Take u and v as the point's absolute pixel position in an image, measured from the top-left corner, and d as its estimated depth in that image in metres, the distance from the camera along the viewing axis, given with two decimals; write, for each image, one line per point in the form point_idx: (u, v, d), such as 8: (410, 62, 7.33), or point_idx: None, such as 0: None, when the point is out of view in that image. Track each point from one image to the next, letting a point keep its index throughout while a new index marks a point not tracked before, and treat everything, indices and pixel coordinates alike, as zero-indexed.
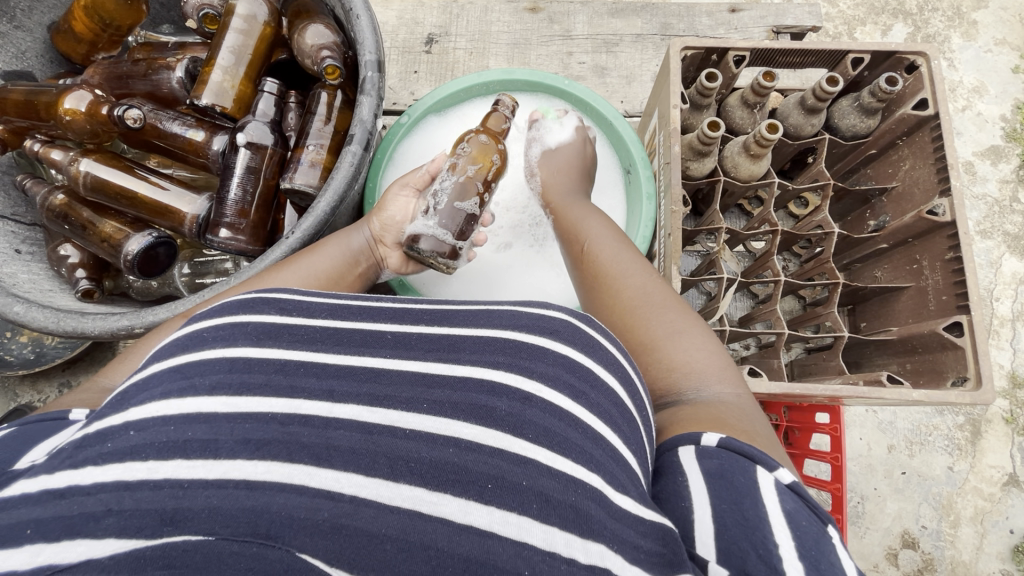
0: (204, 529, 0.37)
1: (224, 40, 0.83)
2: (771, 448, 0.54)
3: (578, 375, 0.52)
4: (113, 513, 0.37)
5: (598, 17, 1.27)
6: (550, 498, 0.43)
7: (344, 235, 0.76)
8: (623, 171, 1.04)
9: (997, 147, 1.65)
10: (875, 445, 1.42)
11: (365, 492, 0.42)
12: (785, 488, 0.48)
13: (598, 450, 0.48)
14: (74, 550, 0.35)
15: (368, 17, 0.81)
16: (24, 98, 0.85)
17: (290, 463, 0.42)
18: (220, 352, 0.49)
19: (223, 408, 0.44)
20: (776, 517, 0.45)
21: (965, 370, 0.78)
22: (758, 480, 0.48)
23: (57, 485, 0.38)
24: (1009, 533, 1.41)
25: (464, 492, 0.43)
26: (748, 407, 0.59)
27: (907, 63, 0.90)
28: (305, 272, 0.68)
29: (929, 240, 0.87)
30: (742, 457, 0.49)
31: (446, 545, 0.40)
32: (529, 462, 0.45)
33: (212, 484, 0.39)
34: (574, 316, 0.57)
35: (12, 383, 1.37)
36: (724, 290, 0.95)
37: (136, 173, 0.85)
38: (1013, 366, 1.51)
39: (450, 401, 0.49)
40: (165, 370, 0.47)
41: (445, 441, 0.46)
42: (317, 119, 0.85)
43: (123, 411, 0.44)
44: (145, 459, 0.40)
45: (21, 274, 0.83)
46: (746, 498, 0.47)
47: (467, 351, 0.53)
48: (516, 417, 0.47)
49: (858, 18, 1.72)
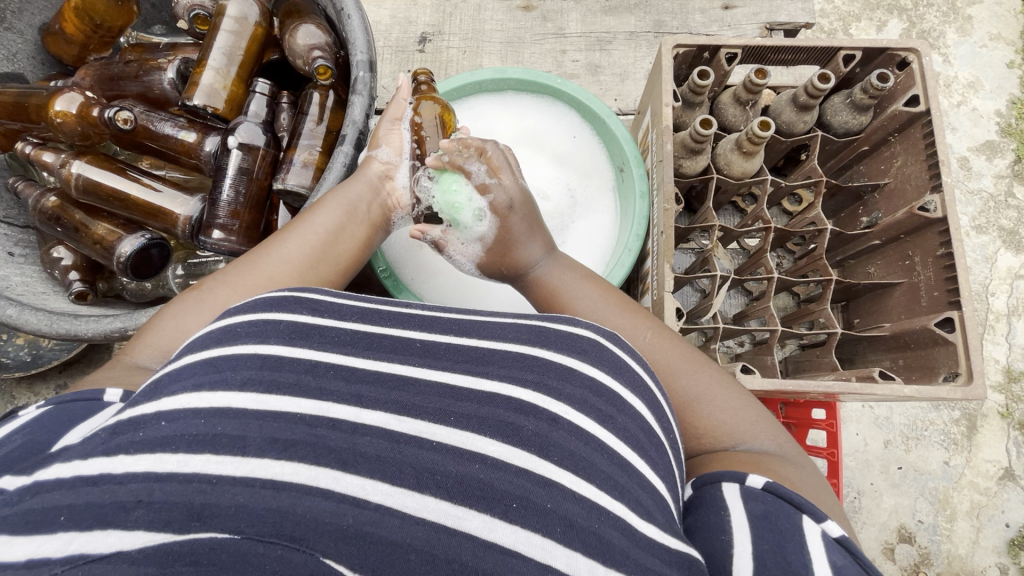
0: (229, 526, 0.36)
1: (215, 40, 0.83)
2: (815, 495, 0.54)
3: (605, 399, 0.52)
4: (143, 504, 0.37)
5: (592, 14, 1.28)
6: (575, 523, 0.43)
7: (341, 189, 0.73)
8: (615, 168, 1.04)
9: (992, 142, 1.65)
10: (872, 440, 1.43)
11: (390, 501, 0.42)
12: (834, 541, 0.48)
13: (623, 477, 0.48)
14: (105, 542, 0.35)
15: (360, 18, 0.80)
16: (14, 99, 0.85)
17: (317, 466, 0.42)
18: (253, 347, 0.49)
19: (252, 405, 0.45)
20: (822, 565, 0.46)
21: (956, 366, 0.78)
22: (804, 527, 0.49)
23: (89, 472, 0.38)
24: (1005, 526, 1.42)
25: (489, 508, 0.43)
26: (789, 452, 0.59)
27: (898, 59, 0.90)
28: (307, 236, 0.67)
29: (920, 237, 0.88)
30: (787, 502, 0.50)
31: (470, 560, 0.40)
32: (554, 485, 0.45)
33: (240, 481, 0.40)
34: (602, 336, 0.57)
35: (9, 385, 1.36)
36: (717, 288, 0.95)
37: (128, 174, 0.85)
38: (1009, 361, 1.51)
39: (478, 415, 0.49)
40: (199, 361, 0.47)
41: (470, 456, 0.46)
42: (310, 119, 0.85)
43: (156, 401, 0.44)
44: (175, 451, 0.40)
45: (13, 277, 0.82)
46: (789, 540, 0.48)
47: (496, 364, 0.53)
48: (543, 438, 0.48)
49: (852, 14, 1.71)
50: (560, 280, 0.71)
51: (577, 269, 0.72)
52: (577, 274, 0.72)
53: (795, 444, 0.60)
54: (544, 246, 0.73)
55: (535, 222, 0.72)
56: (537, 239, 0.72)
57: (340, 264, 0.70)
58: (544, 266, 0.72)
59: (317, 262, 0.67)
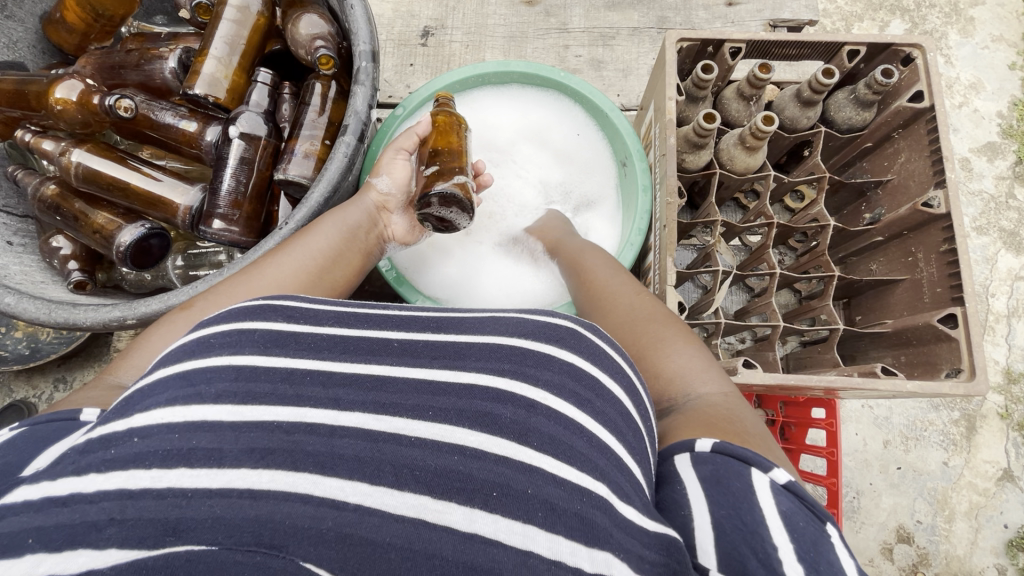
0: (206, 538, 0.37)
1: (217, 29, 0.83)
2: (765, 448, 0.54)
3: (583, 383, 0.52)
4: (116, 522, 0.37)
5: (595, 10, 1.27)
6: (555, 506, 0.43)
7: (341, 211, 0.76)
8: (617, 163, 1.04)
9: (994, 144, 1.65)
10: (871, 440, 1.43)
11: (369, 501, 0.41)
12: (782, 487, 0.47)
13: (603, 459, 0.47)
14: (75, 562, 0.35)
15: (363, 7, 0.80)
16: (14, 87, 0.84)
17: (294, 472, 0.42)
18: (227, 359, 0.48)
19: (228, 416, 0.44)
20: (774, 520, 0.45)
21: (958, 362, 0.78)
22: (753, 480, 0.48)
23: (60, 492, 0.38)
24: (1004, 527, 1.42)
25: (469, 499, 0.43)
26: (739, 408, 0.59)
27: (902, 55, 0.90)
28: (301, 256, 0.68)
29: (924, 233, 0.88)
30: (736, 460, 0.50)
31: (451, 554, 0.40)
32: (534, 470, 0.45)
33: (216, 493, 0.39)
34: (579, 324, 0.57)
35: (7, 378, 1.35)
36: (719, 284, 0.94)
37: (129, 163, 0.85)
38: (1008, 362, 1.51)
39: (455, 408, 0.48)
40: (172, 374, 0.47)
41: (449, 449, 0.46)
42: (312, 109, 0.85)
43: (128, 416, 0.44)
44: (148, 468, 0.40)
45: (12, 265, 0.82)
46: (742, 502, 0.46)
47: (473, 357, 0.53)
48: (520, 425, 0.47)
49: (856, 14, 1.71)
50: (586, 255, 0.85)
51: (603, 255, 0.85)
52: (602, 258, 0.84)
53: (754, 411, 0.60)
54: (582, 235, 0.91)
55: None
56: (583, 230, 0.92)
57: (334, 287, 0.71)
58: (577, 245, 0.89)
59: (311, 282, 0.68)
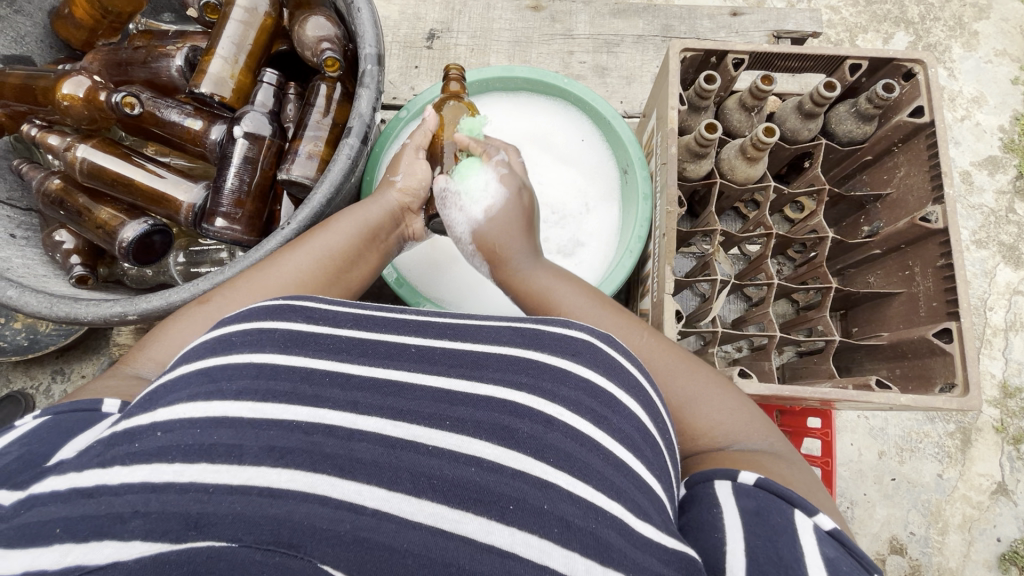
0: (227, 534, 0.37)
1: (224, 29, 0.84)
2: (812, 493, 0.55)
3: (600, 399, 0.52)
4: (140, 515, 0.37)
5: (600, 17, 1.28)
6: (571, 523, 0.44)
7: (360, 209, 0.74)
8: (619, 171, 1.04)
9: (994, 158, 1.66)
10: (867, 451, 1.43)
11: (387, 506, 0.42)
12: (825, 534, 0.49)
13: (620, 478, 0.48)
14: (101, 552, 0.35)
15: (370, 11, 0.81)
16: (22, 81, 0.85)
17: (314, 473, 0.42)
18: (248, 357, 0.49)
19: (250, 414, 0.45)
20: (813, 558, 0.47)
21: (953, 375, 0.78)
22: (796, 520, 0.50)
23: (86, 483, 0.38)
24: (996, 541, 1.42)
25: (486, 512, 0.43)
26: (781, 450, 0.59)
27: (904, 70, 0.91)
28: (318, 252, 0.68)
29: (922, 246, 0.88)
30: (779, 498, 0.51)
31: (467, 564, 0.40)
32: (551, 486, 0.45)
33: (237, 489, 0.40)
34: (595, 336, 0.57)
35: (5, 368, 1.36)
36: (716, 293, 0.95)
37: (134, 160, 0.85)
38: (1005, 376, 1.52)
39: (472, 420, 0.49)
40: (192, 371, 0.47)
41: (466, 459, 0.46)
42: (316, 111, 0.86)
43: (152, 410, 0.44)
44: (172, 461, 0.40)
45: (14, 257, 0.82)
46: (781, 534, 0.48)
47: (491, 367, 0.53)
48: (538, 441, 0.48)
49: (860, 26, 1.72)
50: (548, 283, 0.71)
51: (563, 274, 0.73)
52: (565, 280, 0.72)
53: (790, 445, 0.61)
54: (533, 250, 0.74)
55: (525, 220, 0.75)
56: (526, 241, 0.74)
57: (347, 287, 0.70)
58: (530, 267, 0.73)
59: (328, 278, 0.68)
